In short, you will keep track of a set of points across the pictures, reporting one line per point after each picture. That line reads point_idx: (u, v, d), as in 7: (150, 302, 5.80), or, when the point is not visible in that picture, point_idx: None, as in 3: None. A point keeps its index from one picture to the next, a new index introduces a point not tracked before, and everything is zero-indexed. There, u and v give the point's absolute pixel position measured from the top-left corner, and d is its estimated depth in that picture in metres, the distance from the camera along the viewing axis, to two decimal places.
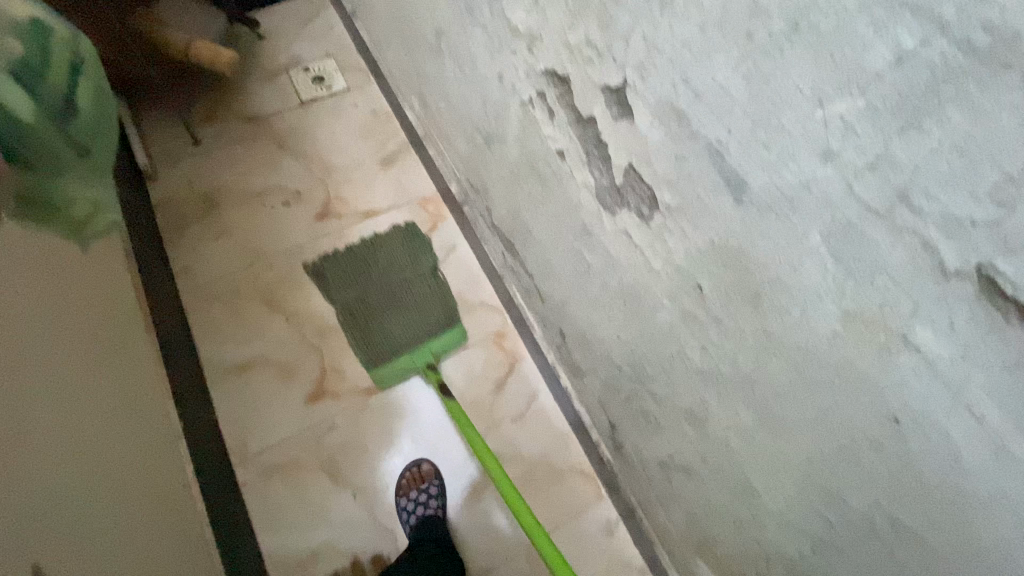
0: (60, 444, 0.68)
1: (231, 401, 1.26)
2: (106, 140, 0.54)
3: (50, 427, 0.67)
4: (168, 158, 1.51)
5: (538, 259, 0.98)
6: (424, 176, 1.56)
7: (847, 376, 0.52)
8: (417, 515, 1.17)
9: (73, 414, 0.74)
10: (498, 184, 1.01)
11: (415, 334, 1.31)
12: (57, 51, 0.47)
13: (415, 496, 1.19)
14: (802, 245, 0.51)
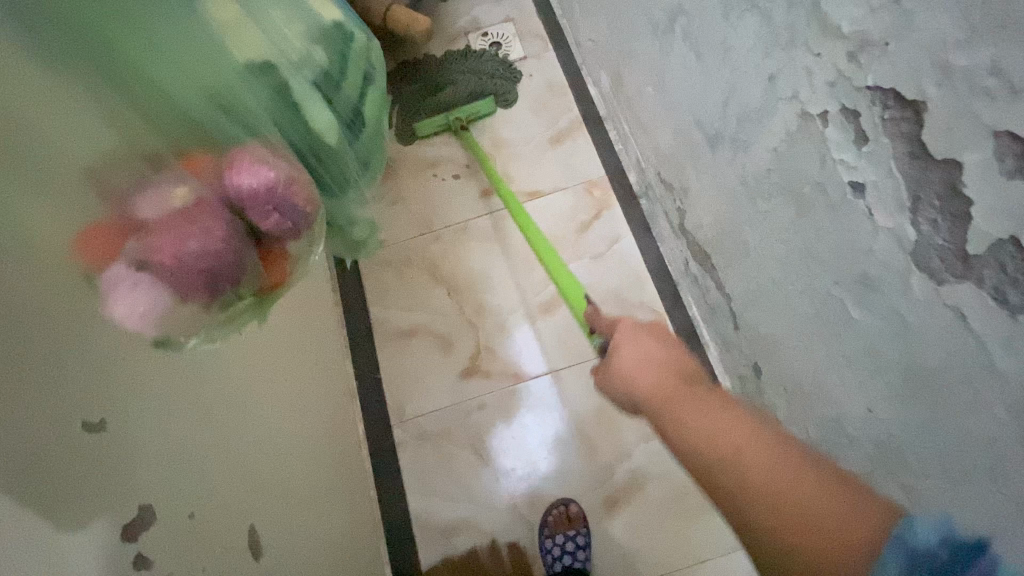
0: (267, 407, 0.80)
1: (393, 365, 1.33)
2: (371, 157, 0.90)
3: (265, 397, 0.80)
4: None
5: (749, 287, 0.85)
6: (597, 158, 1.46)
7: None
8: (564, 564, 1.12)
9: (274, 375, 0.86)
10: (708, 191, 0.89)
11: (462, 92, 1.51)
12: (334, 75, 0.75)
13: (562, 541, 1.13)
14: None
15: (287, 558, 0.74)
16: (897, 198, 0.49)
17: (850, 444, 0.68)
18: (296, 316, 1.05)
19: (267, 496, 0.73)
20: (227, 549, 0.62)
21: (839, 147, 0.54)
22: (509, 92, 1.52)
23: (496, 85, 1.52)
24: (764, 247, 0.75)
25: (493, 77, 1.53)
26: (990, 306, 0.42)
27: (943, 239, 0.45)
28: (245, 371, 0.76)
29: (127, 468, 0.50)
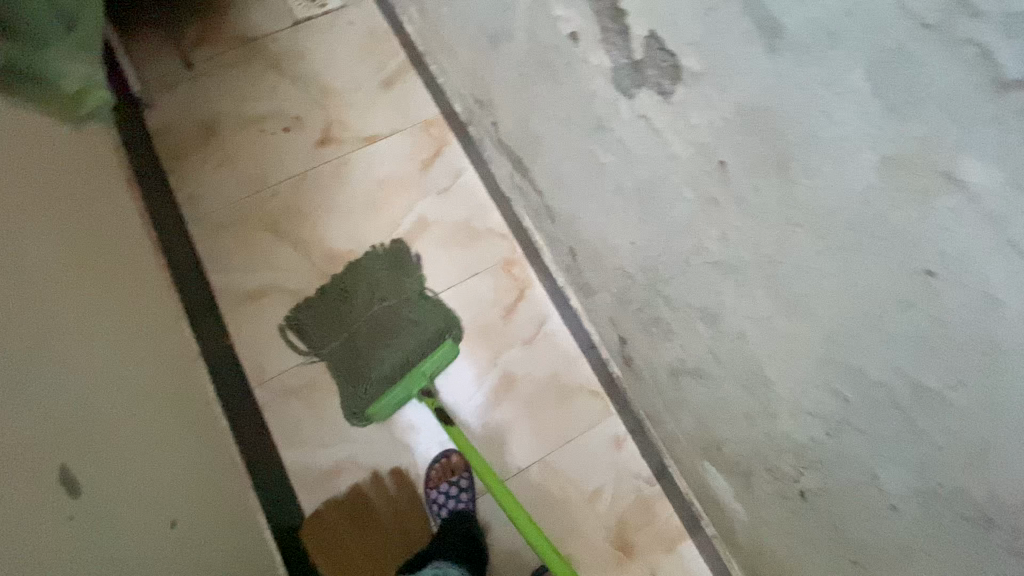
0: (68, 342, 0.73)
1: (245, 328, 1.27)
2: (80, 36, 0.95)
3: (74, 357, 0.73)
4: (160, 84, 1.45)
5: (548, 174, 0.94)
6: (427, 98, 1.49)
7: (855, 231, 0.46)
8: (450, 508, 1.18)
9: (76, 313, 0.78)
10: (504, 94, 0.96)
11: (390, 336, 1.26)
12: None
13: (447, 488, 1.19)
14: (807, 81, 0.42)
15: (117, 494, 0.70)
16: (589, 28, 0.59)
17: (633, 282, 0.80)
18: (103, 258, 0.94)
19: (77, 440, 0.67)
20: (29, 477, 0.57)
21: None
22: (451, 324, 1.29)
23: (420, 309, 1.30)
24: (545, 129, 0.84)
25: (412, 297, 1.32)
26: (656, 100, 0.55)
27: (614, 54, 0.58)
28: (33, 304, 0.68)
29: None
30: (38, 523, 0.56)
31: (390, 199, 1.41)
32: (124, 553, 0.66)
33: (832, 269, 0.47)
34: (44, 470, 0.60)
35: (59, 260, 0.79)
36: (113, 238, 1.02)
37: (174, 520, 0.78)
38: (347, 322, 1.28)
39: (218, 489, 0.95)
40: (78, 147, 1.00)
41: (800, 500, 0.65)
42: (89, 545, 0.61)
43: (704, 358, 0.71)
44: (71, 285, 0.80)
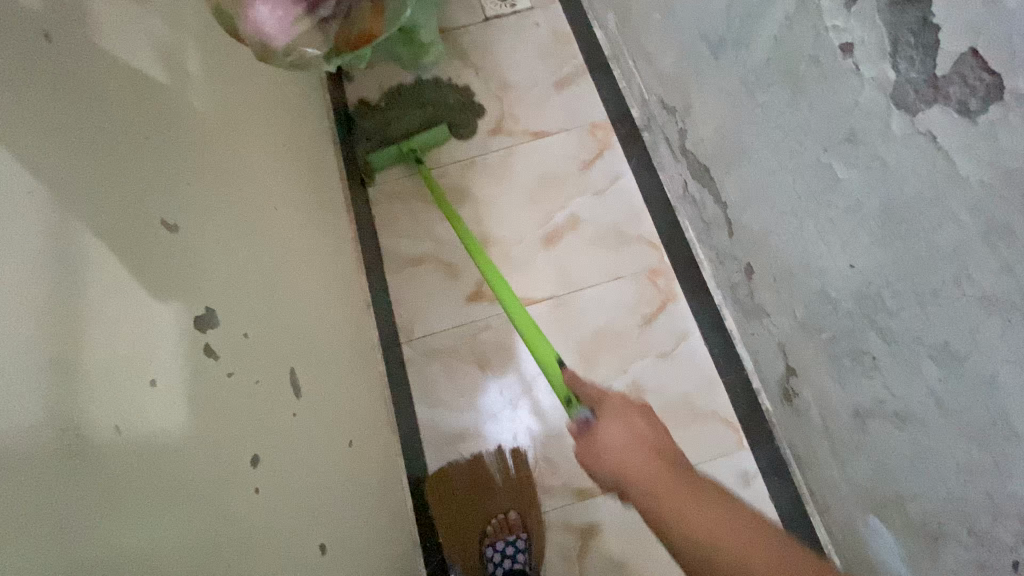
0: (283, 292, 0.79)
1: (402, 289, 1.38)
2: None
3: (286, 307, 0.78)
4: (364, 62, 1.62)
5: (744, 185, 0.92)
6: (599, 102, 1.52)
7: None
8: (505, 568, 1.13)
9: (295, 247, 0.89)
10: (710, 104, 0.96)
11: (415, 124, 1.49)
12: None
13: (503, 547, 1.15)
14: (913, 119, 0.55)
15: (321, 406, 0.78)
16: (880, 44, 0.56)
17: (837, 309, 0.76)
18: (315, 204, 1.07)
19: (293, 384, 0.72)
20: (273, 385, 0.67)
21: (831, 9, 0.61)
22: (466, 122, 1.52)
23: (437, 107, 1.52)
24: (762, 141, 0.83)
25: (446, 104, 1.52)
26: (956, 118, 0.51)
27: (919, 73, 0.53)
28: (254, 257, 0.73)
29: (175, 267, 0.55)
30: (276, 413, 0.65)
31: (549, 193, 1.46)
32: (326, 484, 0.72)
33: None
34: (273, 406, 0.65)
35: (281, 210, 0.89)
36: (322, 187, 1.15)
37: (352, 441, 0.86)
38: (388, 117, 1.51)
39: (380, 427, 1.03)
40: (294, 109, 1.10)
41: (1013, 574, 0.60)
42: (303, 443, 0.70)
43: (917, 399, 0.65)
44: (288, 236, 0.88)
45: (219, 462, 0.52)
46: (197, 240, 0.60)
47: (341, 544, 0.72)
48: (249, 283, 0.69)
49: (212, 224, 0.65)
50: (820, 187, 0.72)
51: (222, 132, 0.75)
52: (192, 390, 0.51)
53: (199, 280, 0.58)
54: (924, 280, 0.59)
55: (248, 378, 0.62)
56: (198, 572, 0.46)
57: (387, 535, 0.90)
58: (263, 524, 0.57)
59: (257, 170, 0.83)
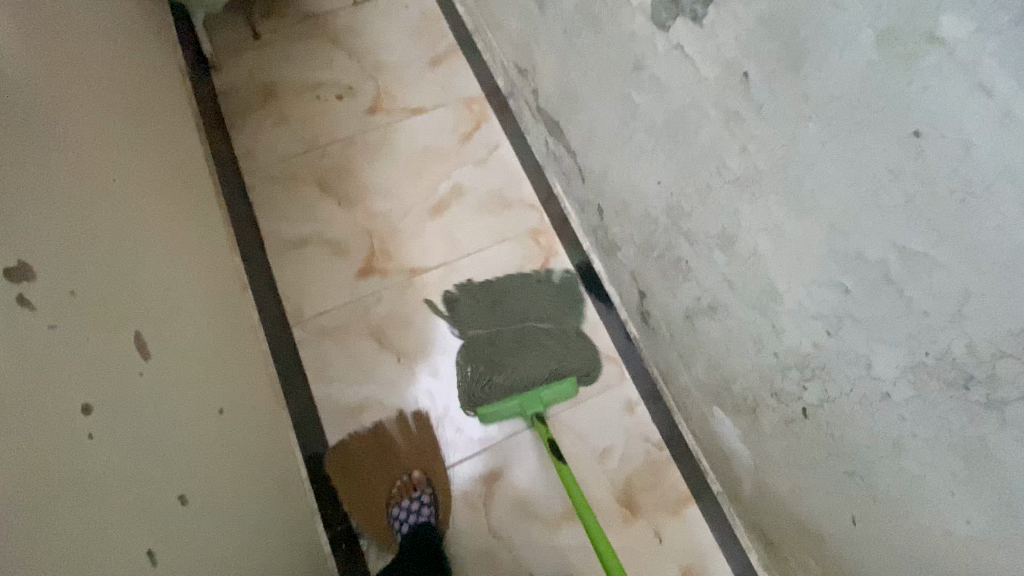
0: (125, 260, 0.77)
1: (288, 271, 1.37)
2: None
3: (128, 275, 0.77)
4: (231, 51, 1.58)
5: (582, 129, 1.00)
6: (472, 77, 1.58)
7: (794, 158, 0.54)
8: (411, 523, 1.16)
9: (142, 221, 0.87)
10: (549, 59, 1.04)
11: (523, 326, 1.34)
12: None
13: (408, 504, 1.18)
14: (667, 36, 0.64)
15: (178, 372, 0.78)
16: None
17: (658, 225, 0.85)
18: (171, 184, 1.04)
19: (139, 346, 0.71)
20: (111, 344, 0.66)
21: None
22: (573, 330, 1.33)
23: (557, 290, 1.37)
24: (586, 83, 0.91)
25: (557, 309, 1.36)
26: (690, 26, 0.60)
27: None
28: (85, 223, 0.71)
29: None
30: (116, 370, 0.64)
31: (430, 167, 1.50)
32: (186, 442, 0.72)
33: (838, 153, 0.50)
34: (110, 363, 0.64)
35: (123, 182, 0.86)
36: (181, 170, 1.12)
37: (223, 409, 0.86)
38: (502, 319, 1.35)
39: (260, 401, 1.02)
40: (140, 89, 1.06)
41: (803, 419, 0.71)
42: (154, 400, 0.69)
43: (718, 288, 0.76)
44: (132, 208, 0.86)
45: (40, 403, 0.52)
46: (9, 194, 0.59)
47: (208, 499, 0.72)
48: (75, 246, 0.67)
49: (31, 184, 0.63)
50: (627, 116, 0.81)
51: (45, 98, 0.72)
52: (1, 333, 0.50)
53: (10, 232, 0.57)
54: (698, 176, 0.69)
55: (76, 334, 0.61)
56: (19, 501, 0.46)
57: (271, 500, 0.90)
58: (102, 468, 0.56)
59: (92, 140, 0.81)
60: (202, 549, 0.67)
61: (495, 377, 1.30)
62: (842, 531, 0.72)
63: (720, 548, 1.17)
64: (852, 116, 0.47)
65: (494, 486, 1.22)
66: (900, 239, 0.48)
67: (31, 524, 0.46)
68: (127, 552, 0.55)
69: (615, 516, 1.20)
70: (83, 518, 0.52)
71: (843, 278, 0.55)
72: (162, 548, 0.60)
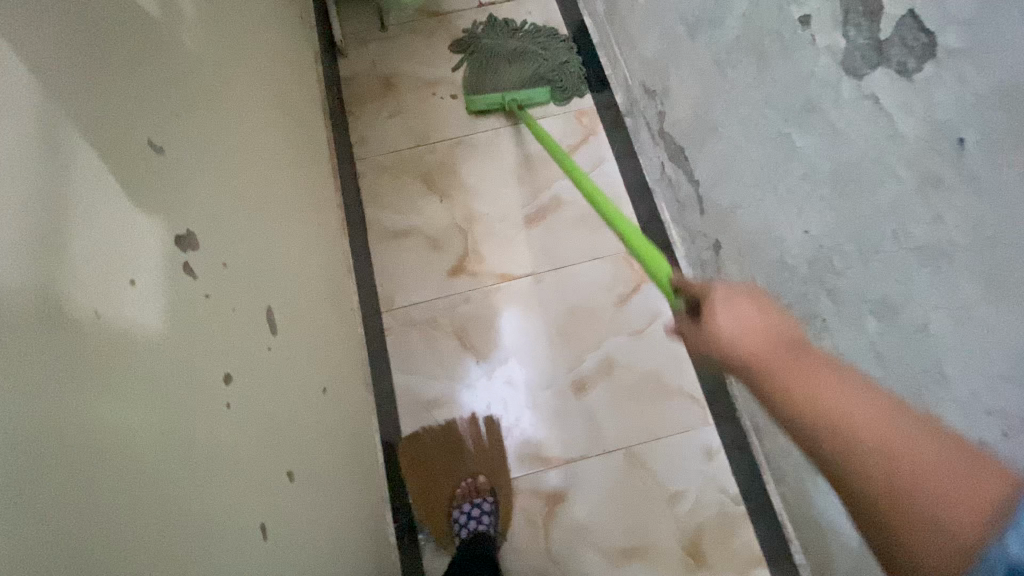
0: (261, 237, 0.81)
1: (385, 259, 1.41)
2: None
3: (263, 251, 0.80)
4: (358, 40, 1.65)
5: (714, 161, 0.96)
6: (586, 90, 1.56)
7: (1004, 241, 0.48)
8: (470, 530, 1.16)
9: (276, 199, 0.91)
10: (688, 85, 1.00)
11: (523, 74, 1.55)
12: None
13: (469, 509, 1.18)
14: (860, 84, 0.60)
15: (296, 349, 0.81)
16: (832, 14, 0.61)
17: (792, 276, 0.80)
18: (301, 166, 1.10)
19: (267, 321, 0.74)
20: (249, 317, 0.69)
21: None
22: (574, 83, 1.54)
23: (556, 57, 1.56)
24: (732, 118, 0.87)
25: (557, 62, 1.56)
26: (895, 78, 0.55)
27: (864, 39, 0.58)
28: (235, 199, 0.75)
29: (158, 187, 0.57)
30: (250, 342, 0.67)
31: (534, 175, 1.49)
32: (297, 419, 0.75)
33: None
34: (245, 336, 0.67)
35: (264, 160, 0.90)
36: (309, 153, 1.18)
37: (325, 389, 0.88)
38: (501, 69, 1.56)
39: (354, 384, 1.05)
40: (284, 72, 1.12)
41: None
42: (276, 375, 0.72)
43: (860, 357, 0.70)
44: (270, 187, 0.90)
45: (192, 371, 0.54)
46: (178, 166, 0.62)
47: (309, 477, 0.74)
48: (226, 219, 0.71)
49: (196, 159, 0.67)
50: (780, 159, 0.77)
51: (211, 77, 0.76)
52: (166, 303, 0.53)
53: (182, 204, 0.61)
54: (862, 231, 0.64)
55: (222, 305, 0.64)
56: (170, 464, 0.48)
57: (355, 485, 0.92)
58: (234, 438, 0.59)
59: (244, 119, 0.86)
60: (302, 527, 0.69)
61: (492, 79, 1.56)
62: None
63: None
64: None
65: (557, 507, 1.20)
66: None
67: (176, 488, 0.48)
68: (244, 522, 0.57)
69: (679, 563, 1.14)
70: (215, 484, 0.54)
71: None
72: (273, 523, 0.62)
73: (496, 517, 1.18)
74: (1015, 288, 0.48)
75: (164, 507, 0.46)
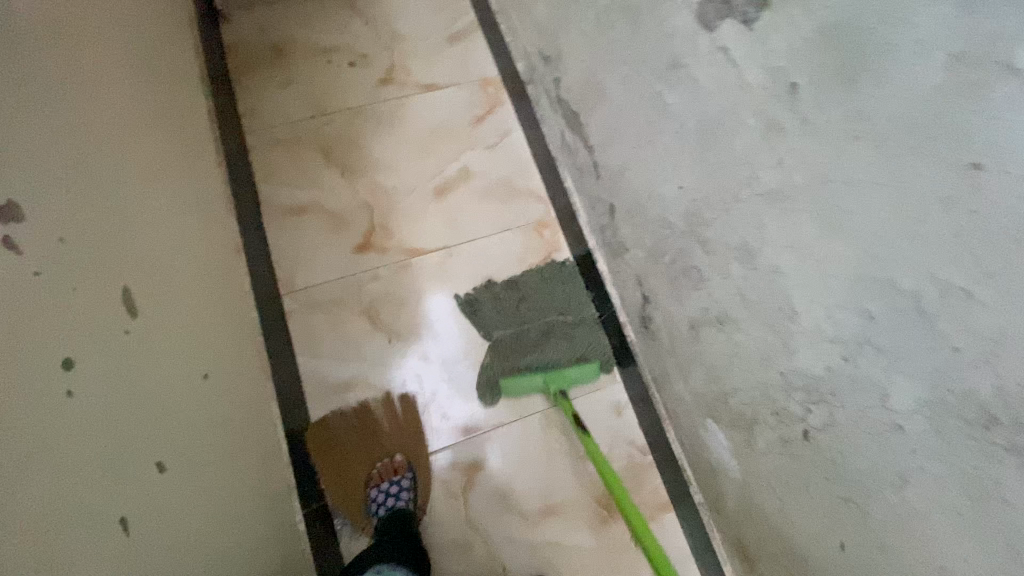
0: (119, 210, 0.73)
1: (282, 238, 1.33)
2: None
3: (121, 226, 0.73)
4: (242, 3, 1.52)
5: (604, 123, 0.98)
6: (490, 60, 1.54)
7: (834, 171, 0.57)
8: (388, 507, 1.15)
9: (138, 171, 0.82)
10: (576, 47, 1.01)
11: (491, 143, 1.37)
12: None
13: (387, 487, 1.16)
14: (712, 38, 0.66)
15: (166, 332, 0.75)
16: None
17: (672, 231, 0.84)
18: (172, 136, 1.00)
19: (125, 302, 0.67)
20: (100, 296, 0.63)
21: None
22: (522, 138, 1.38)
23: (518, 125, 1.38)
24: (615, 79, 0.89)
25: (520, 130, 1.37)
26: (740, 29, 0.62)
27: None
28: (83, 167, 0.68)
29: None
30: (101, 323, 0.61)
31: (440, 147, 1.46)
32: (168, 405, 0.69)
33: (880, 176, 0.53)
34: (93, 316, 0.60)
35: (123, 126, 0.81)
36: (184, 124, 1.08)
37: (207, 373, 0.82)
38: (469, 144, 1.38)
39: (246, 369, 0.99)
40: (147, 31, 1.01)
41: (800, 440, 0.71)
42: (139, 359, 0.66)
43: (729, 302, 0.75)
44: (130, 156, 0.81)
45: (22, 355, 0.48)
46: (6, 126, 0.55)
47: (188, 466, 0.70)
48: (67, 188, 0.63)
49: (31, 121, 0.59)
50: (657, 116, 0.79)
51: (50, 29, 0.68)
52: None
53: (5, 168, 0.53)
54: (719, 175, 0.71)
55: (61, 283, 0.57)
56: (1, 455, 0.43)
57: (249, 472, 0.87)
58: (83, 425, 0.54)
59: (94, 80, 0.76)
60: (179, 517, 0.64)
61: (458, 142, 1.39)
62: (825, 555, 0.73)
63: (692, 557, 1.18)
64: (900, 137, 0.51)
65: (475, 477, 1.20)
66: (935, 270, 0.50)
67: (9, 480, 0.43)
68: (103, 514, 0.53)
69: (593, 516, 1.19)
70: (60, 477, 0.49)
71: (870, 305, 0.57)
72: (137, 516, 0.57)
73: (414, 492, 1.17)
74: (847, 219, 0.57)
75: None
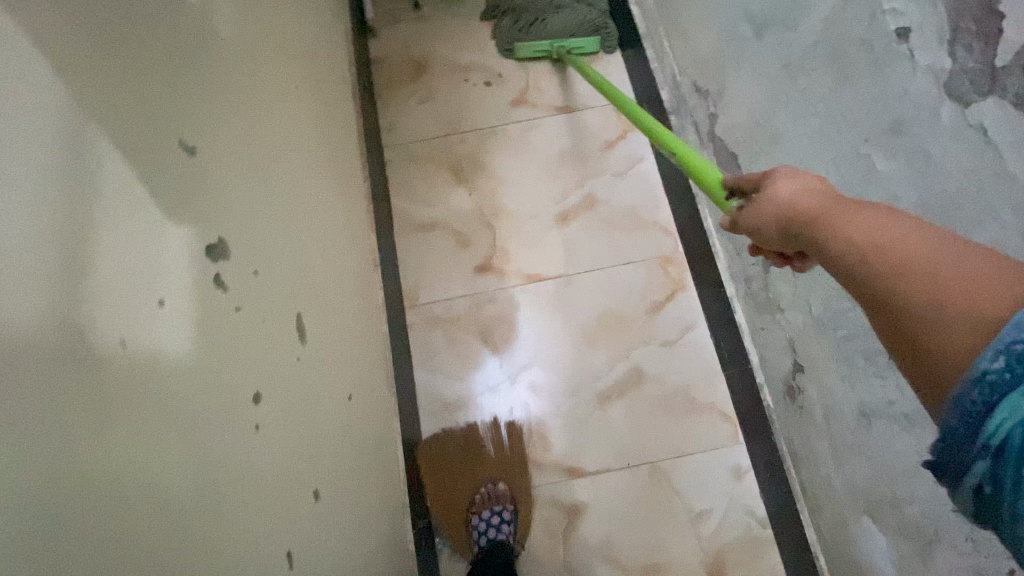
0: (293, 237, 0.77)
1: (410, 252, 1.36)
2: None
3: (295, 252, 0.77)
4: (390, 19, 1.58)
5: (772, 172, 0.90)
6: (627, 83, 1.48)
7: None
8: (489, 537, 1.14)
9: (307, 195, 0.87)
10: (748, 87, 0.93)
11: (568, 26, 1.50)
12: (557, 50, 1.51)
13: (489, 517, 1.16)
14: (963, 113, 0.55)
15: (325, 356, 0.78)
16: (938, 30, 0.55)
17: (854, 307, 0.75)
18: (332, 155, 1.05)
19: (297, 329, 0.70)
20: (281, 326, 0.66)
21: None
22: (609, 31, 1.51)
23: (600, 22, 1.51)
24: (799, 130, 0.80)
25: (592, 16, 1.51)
26: (1009, 111, 0.50)
27: (977, 60, 0.52)
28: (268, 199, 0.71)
29: (189, 190, 0.53)
30: (281, 354, 0.64)
31: (568, 171, 1.43)
32: (325, 430, 0.72)
33: None
34: (275, 347, 0.63)
35: (297, 151, 0.86)
36: (340, 142, 1.13)
37: (352, 395, 0.85)
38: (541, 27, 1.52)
39: (379, 385, 1.03)
40: (317, 55, 1.07)
41: None
42: (306, 387, 0.69)
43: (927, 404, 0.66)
44: (302, 181, 0.86)
45: (224, 394, 0.51)
46: (212, 167, 0.58)
47: (335, 491, 0.72)
48: (259, 220, 0.67)
49: (232, 159, 0.63)
50: (855, 181, 0.71)
51: (245, 65, 0.72)
52: (197, 321, 0.49)
53: (212, 208, 0.56)
54: None
55: (254, 317, 0.60)
56: (198, 498, 0.45)
57: (377, 492, 0.90)
58: (264, 458, 0.56)
59: (276, 109, 0.80)
60: (327, 544, 0.67)
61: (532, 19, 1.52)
62: None
63: None
64: None
65: (578, 519, 1.17)
66: None
67: (204, 521, 0.46)
68: (274, 549, 0.55)
69: None
70: (245, 514, 0.51)
71: None
72: (299, 546, 0.60)
73: (515, 525, 1.16)
74: None
75: (189, 543, 0.44)
